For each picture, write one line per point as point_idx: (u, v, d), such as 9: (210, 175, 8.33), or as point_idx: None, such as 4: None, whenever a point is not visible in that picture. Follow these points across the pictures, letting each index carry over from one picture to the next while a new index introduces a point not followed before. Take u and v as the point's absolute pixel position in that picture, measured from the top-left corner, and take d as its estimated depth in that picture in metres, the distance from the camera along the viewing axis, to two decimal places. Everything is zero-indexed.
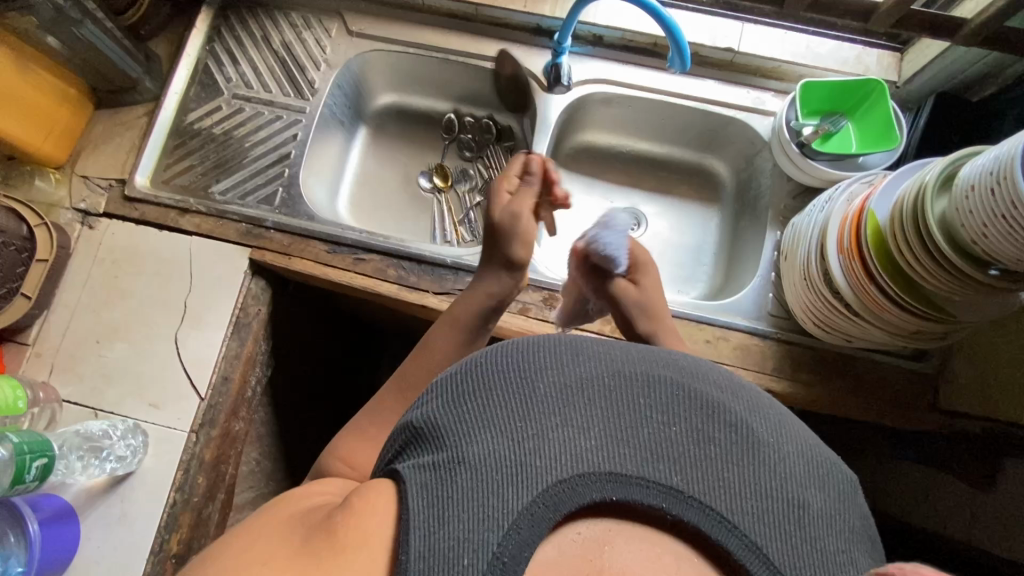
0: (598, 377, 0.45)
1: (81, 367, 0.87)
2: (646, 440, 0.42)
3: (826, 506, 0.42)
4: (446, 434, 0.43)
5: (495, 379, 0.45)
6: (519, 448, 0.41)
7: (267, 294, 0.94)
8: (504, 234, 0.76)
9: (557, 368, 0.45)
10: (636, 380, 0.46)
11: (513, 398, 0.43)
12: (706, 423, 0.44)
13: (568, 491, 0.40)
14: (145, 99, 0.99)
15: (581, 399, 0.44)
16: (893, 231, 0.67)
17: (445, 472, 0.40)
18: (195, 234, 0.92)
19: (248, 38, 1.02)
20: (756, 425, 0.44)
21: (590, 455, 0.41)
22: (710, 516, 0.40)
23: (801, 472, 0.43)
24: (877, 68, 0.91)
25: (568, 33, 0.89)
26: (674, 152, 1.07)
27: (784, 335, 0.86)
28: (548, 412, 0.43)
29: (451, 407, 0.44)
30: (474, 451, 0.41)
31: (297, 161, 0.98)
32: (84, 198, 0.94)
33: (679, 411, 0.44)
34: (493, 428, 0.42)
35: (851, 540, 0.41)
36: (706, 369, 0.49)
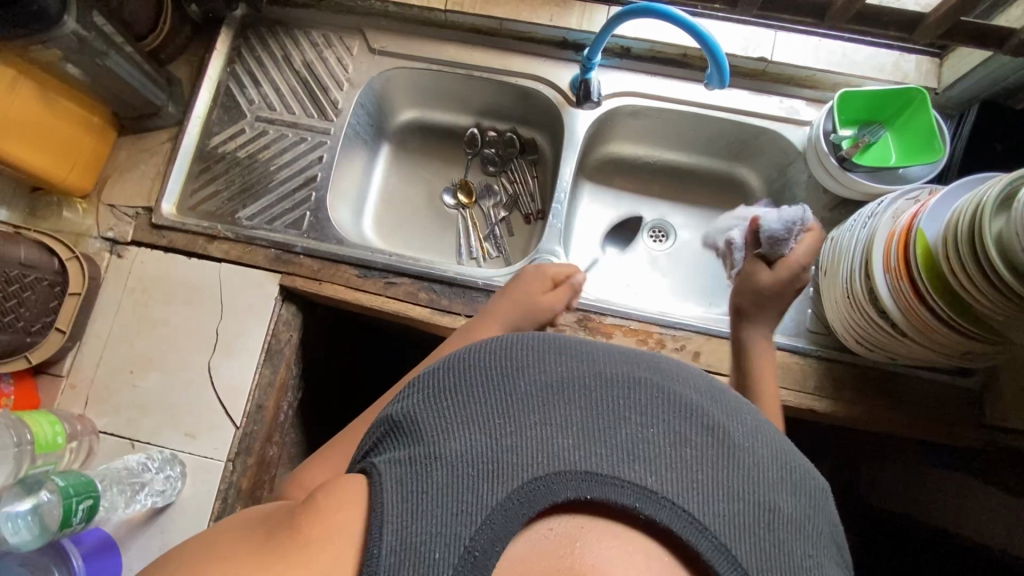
0: (577, 376, 0.43)
1: (115, 398, 0.87)
2: (622, 439, 0.40)
3: (797, 511, 0.40)
4: (425, 429, 0.41)
5: (475, 376, 0.44)
6: (495, 444, 0.39)
7: (298, 319, 0.94)
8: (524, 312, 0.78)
9: (538, 367, 0.44)
10: (616, 379, 0.44)
11: (492, 395, 0.42)
12: (683, 424, 0.42)
13: (543, 489, 0.38)
14: (168, 124, 0.99)
15: (561, 396, 0.42)
16: (946, 251, 0.65)
17: (423, 466, 0.39)
18: (224, 261, 0.92)
19: (269, 58, 1.01)
20: (733, 430, 0.42)
21: (563, 452, 0.39)
22: (683, 519, 0.38)
23: (773, 476, 0.41)
24: (916, 75, 0.89)
25: (598, 49, 0.86)
26: (703, 162, 1.06)
27: (824, 352, 0.85)
28: (527, 410, 0.41)
29: (432, 403, 0.43)
30: (451, 447, 0.39)
31: (323, 183, 0.97)
32: (111, 227, 0.94)
33: (660, 412, 0.42)
34: (472, 425, 0.41)
35: (820, 548, 0.40)
36: (686, 373, 0.47)
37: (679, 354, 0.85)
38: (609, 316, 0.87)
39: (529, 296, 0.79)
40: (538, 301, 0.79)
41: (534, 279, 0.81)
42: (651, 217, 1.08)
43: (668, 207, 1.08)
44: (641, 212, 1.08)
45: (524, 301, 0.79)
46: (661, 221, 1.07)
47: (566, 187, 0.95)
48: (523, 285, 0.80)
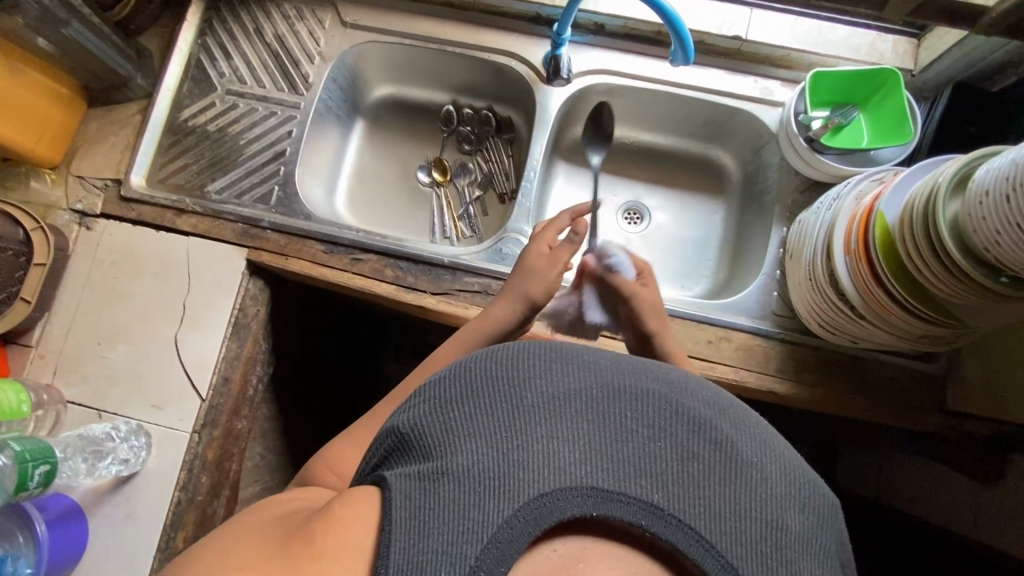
0: (585, 388, 0.44)
1: (83, 369, 0.88)
2: (629, 454, 0.41)
3: (806, 531, 0.40)
4: (433, 443, 0.41)
5: (482, 386, 0.44)
6: (502, 458, 0.39)
7: (266, 294, 0.94)
8: (531, 276, 0.78)
9: (546, 380, 0.44)
10: (624, 392, 0.44)
11: (500, 406, 0.42)
12: (691, 439, 0.42)
13: (549, 506, 0.38)
14: (138, 96, 0.98)
15: (568, 411, 0.42)
16: (903, 234, 0.65)
17: (430, 483, 0.39)
18: (192, 235, 0.92)
19: (240, 31, 1.00)
20: (743, 445, 0.43)
21: (571, 467, 0.39)
22: (688, 537, 0.38)
23: (783, 492, 0.41)
24: (893, 56, 0.87)
25: (567, 24, 0.85)
26: (678, 143, 1.05)
27: (788, 334, 0.84)
28: (535, 423, 0.41)
29: (439, 414, 0.43)
30: (458, 461, 0.39)
31: (293, 158, 0.96)
32: (80, 199, 0.94)
33: (666, 426, 0.42)
34: (479, 437, 0.40)
35: (827, 568, 0.40)
36: (695, 384, 0.47)
37: None
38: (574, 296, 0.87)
39: (540, 267, 0.78)
40: (550, 267, 0.79)
41: (537, 242, 0.81)
42: (626, 199, 1.07)
43: (644, 188, 1.07)
44: (616, 193, 1.08)
45: (539, 272, 0.78)
46: (635, 202, 1.06)
47: (536, 165, 0.94)
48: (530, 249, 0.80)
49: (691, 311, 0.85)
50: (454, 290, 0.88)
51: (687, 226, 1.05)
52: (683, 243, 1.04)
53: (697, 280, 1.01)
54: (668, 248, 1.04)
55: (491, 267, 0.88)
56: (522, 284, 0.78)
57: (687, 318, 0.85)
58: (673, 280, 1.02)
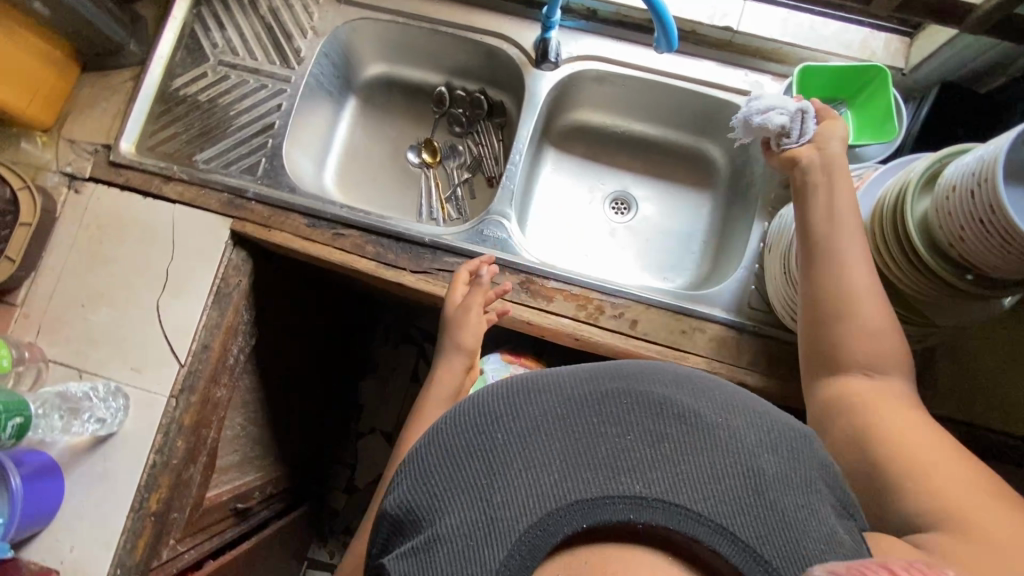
0: (547, 410, 0.45)
1: (66, 330, 0.89)
2: (604, 454, 0.42)
3: (781, 469, 0.42)
4: (424, 513, 0.43)
5: (456, 443, 0.45)
6: (485, 505, 0.40)
7: (249, 265, 0.95)
8: (454, 327, 0.82)
9: (510, 413, 0.45)
10: (584, 400, 0.45)
11: (473, 455, 0.43)
12: (657, 423, 0.44)
13: (540, 535, 0.39)
14: (131, 63, 0.98)
15: (536, 435, 0.43)
16: (873, 231, 0.65)
17: (428, 552, 0.40)
18: (178, 203, 0.93)
19: (235, 2, 1.00)
20: (705, 412, 0.45)
21: (551, 488, 0.40)
22: (680, 514, 0.39)
23: (751, 441, 0.43)
24: (884, 53, 0.87)
25: (556, 7, 0.84)
26: (668, 134, 1.05)
27: (760, 328, 0.84)
28: (509, 458, 0.42)
29: (423, 484, 0.44)
30: (447, 523, 0.41)
31: (281, 132, 0.97)
32: (70, 162, 0.95)
33: (630, 421, 0.44)
34: (461, 493, 0.42)
35: (811, 495, 0.42)
36: (650, 371, 0.49)
37: (617, 321, 0.85)
38: (552, 280, 0.87)
39: (459, 317, 0.81)
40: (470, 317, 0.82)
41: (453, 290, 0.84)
42: (614, 188, 1.08)
43: (632, 178, 1.08)
44: (604, 182, 1.08)
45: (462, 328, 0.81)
46: (622, 192, 1.07)
47: (522, 148, 0.93)
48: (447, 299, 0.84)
49: (667, 301, 0.86)
50: (433, 269, 0.88)
51: (672, 218, 1.06)
52: (667, 234, 1.05)
53: (679, 272, 1.02)
54: (652, 239, 1.05)
55: (471, 248, 0.89)
56: (452, 339, 0.82)
57: (663, 307, 0.85)
58: (655, 271, 1.03)
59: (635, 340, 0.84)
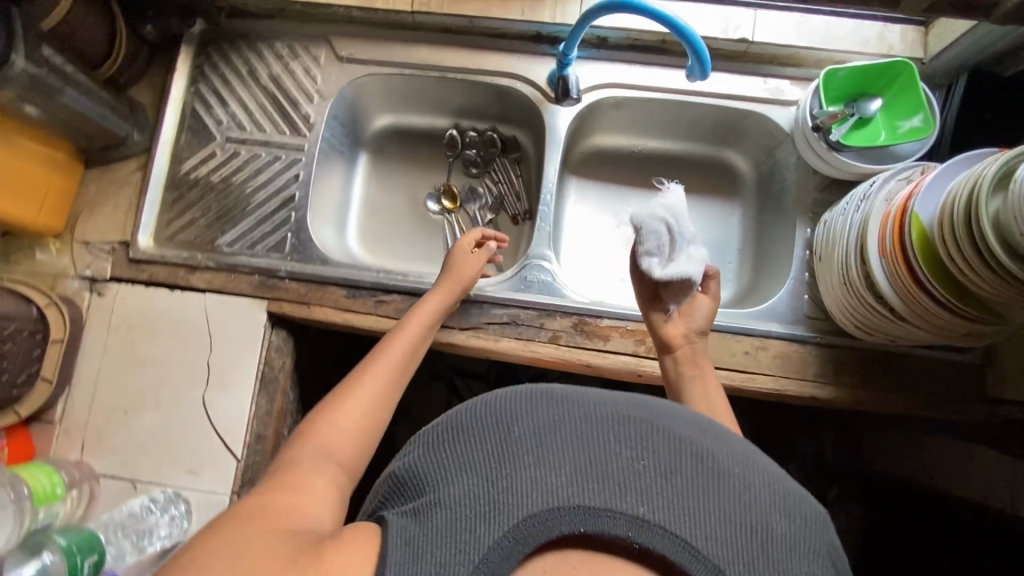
0: (571, 419, 0.46)
1: (112, 440, 0.86)
2: (614, 472, 0.43)
3: (791, 534, 0.43)
4: (429, 481, 0.44)
5: (475, 425, 0.46)
6: (493, 486, 0.42)
7: (290, 343, 0.92)
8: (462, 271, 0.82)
9: (531, 415, 0.46)
10: (607, 417, 0.46)
11: (492, 441, 0.45)
12: (673, 456, 0.45)
13: (539, 524, 0.41)
14: (135, 152, 0.95)
15: (554, 438, 0.44)
16: (943, 234, 0.64)
17: (425, 514, 0.42)
18: (208, 292, 0.89)
19: (233, 75, 0.97)
20: (721, 459, 0.46)
21: (557, 488, 0.42)
22: (677, 544, 0.41)
23: (766, 501, 0.44)
24: (902, 45, 0.86)
25: (574, 44, 0.81)
26: (688, 148, 1.04)
27: (825, 338, 0.84)
28: (525, 451, 0.43)
29: (433, 455, 0.46)
30: (451, 492, 0.42)
31: (303, 203, 0.94)
32: (89, 265, 0.91)
33: (649, 446, 0.45)
34: (471, 471, 0.43)
35: (815, 565, 0.43)
36: (673, 411, 0.50)
37: None
38: (604, 318, 0.85)
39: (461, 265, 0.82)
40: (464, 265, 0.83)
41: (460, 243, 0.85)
42: (639, 207, 1.05)
43: (658, 194, 1.05)
44: (630, 200, 1.05)
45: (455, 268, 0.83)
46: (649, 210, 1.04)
47: (552, 188, 0.92)
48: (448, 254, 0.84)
49: (724, 322, 0.85)
50: (483, 324, 0.86)
51: (705, 230, 1.03)
52: (702, 247, 1.03)
53: (721, 284, 1.00)
54: None
55: (518, 297, 0.87)
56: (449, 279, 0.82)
57: (721, 330, 0.84)
58: None
59: None
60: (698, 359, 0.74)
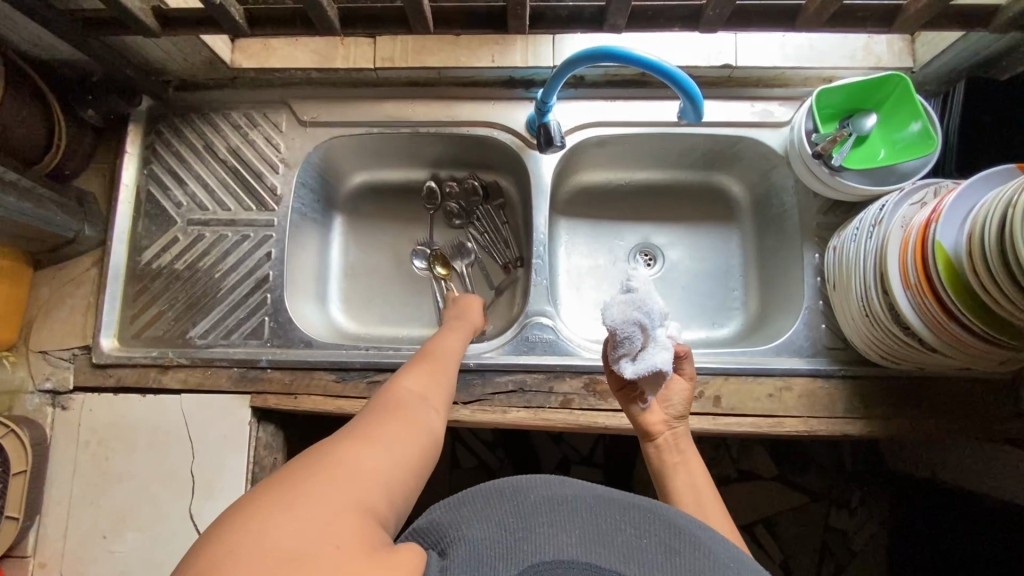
0: (589, 495, 0.45)
1: (93, 570, 0.78)
2: (621, 542, 0.41)
3: None
4: (442, 533, 0.43)
5: (496, 484, 0.46)
6: (509, 533, 0.41)
7: (279, 436, 0.85)
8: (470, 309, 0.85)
9: (549, 482, 0.45)
10: (624, 497, 0.45)
11: (511, 498, 0.44)
12: (676, 539, 0.42)
13: (546, 573, 0.38)
14: (89, 246, 0.87)
15: (568, 502, 0.43)
16: (972, 264, 0.60)
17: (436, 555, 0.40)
18: (184, 392, 0.82)
19: (189, 151, 0.90)
20: (723, 552, 0.43)
21: (566, 544, 0.40)
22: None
23: None
24: (890, 55, 0.83)
25: (553, 91, 0.76)
26: (678, 176, 0.99)
27: (849, 369, 0.79)
28: (542, 511, 0.42)
29: (451, 510, 0.45)
30: (468, 538, 0.41)
31: (278, 282, 0.87)
32: (49, 376, 0.83)
33: (662, 528, 0.43)
34: (487, 521, 0.42)
35: None
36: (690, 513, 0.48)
37: (699, 402, 0.78)
38: None
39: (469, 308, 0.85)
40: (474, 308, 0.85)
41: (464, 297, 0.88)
42: (635, 241, 1.00)
43: (652, 226, 1.00)
44: (624, 236, 1.00)
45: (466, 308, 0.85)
46: (645, 244, 0.99)
47: (543, 238, 0.87)
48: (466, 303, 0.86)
49: (742, 364, 0.80)
50: (487, 394, 0.80)
51: (705, 258, 0.98)
52: (706, 277, 0.98)
53: (729, 315, 0.96)
54: (693, 286, 0.97)
55: (521, 361, 0.81)
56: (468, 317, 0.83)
57: (740, 373, 0.79)
58: (705, 320, 0.96)
59: (723, 418, 0.78)
60: (681, 440, 0.67)
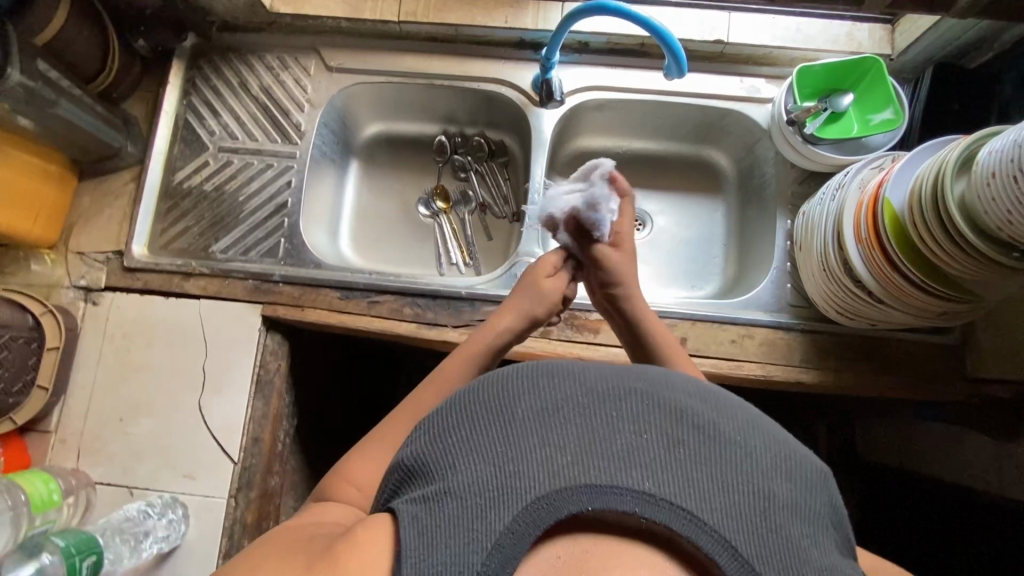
0: (571, 397, 0.45)
1: (108, 448, 0.86)
2: (618, 449, 0.42)
3: (792, 496, 0.42)
4: (433, 466, 0.44)
5: (475, 406, 0.46)
6: (500, 470, 0.41)
7: (285, 347, 0.93)
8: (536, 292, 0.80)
9: (533, 392, 0.46)
10: (607, 390, 0.46)
11: (492, 423, 0.44)
12: (675, 428, 0.43)
13: (546, 508, 0.40)
14: (129, 163, 0.96)
15: (557, 416, 0.44)
16: (913, 218, 0.66)
17: (434, 503, 0.41)
18: (202, 297, 0.90)
19: (225, 87, 0.99)
20: (723, 426, 0.44)
21: (563, 469, 0.41)
22: (683, 518, 0.40)
23: (767, 464, 0.43)
24: (870, 42, 0.90)
25: (556, 47, 0.86)
26: (671, 147, 1.06)
27: (808, 324, 0.86)
28: (527, 435, 0.43)
29: (437, 440, 0.45)
30: (458, 479, 0.41)
31: (295, 208, 0.96)
32: (83, 274, 0.92)
33: (650, 419, 0.44)
34: (476, 456, 0.42)
35: (818, 527, 0.42)
36: (675, 377, 0.49)
37: None
38: (594, 311, 0.87)
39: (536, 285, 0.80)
40: (535, 283, 0.80)
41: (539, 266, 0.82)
42: None
43: (643, 193, 1.08)
44: None
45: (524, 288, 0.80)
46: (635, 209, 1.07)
47: (539, 188, 0.94)
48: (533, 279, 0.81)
49: (710, 312, 0.87)
50: (475, 320, 0.88)
51: (690, 226, 1.05)
52: (689, 243, 1.05)
53: (708, 278, 1.03)
54: (676, 250, 1.05)
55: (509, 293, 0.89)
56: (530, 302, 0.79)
57: (708, 319, 0.86)
58: (685, 281, 1.03)
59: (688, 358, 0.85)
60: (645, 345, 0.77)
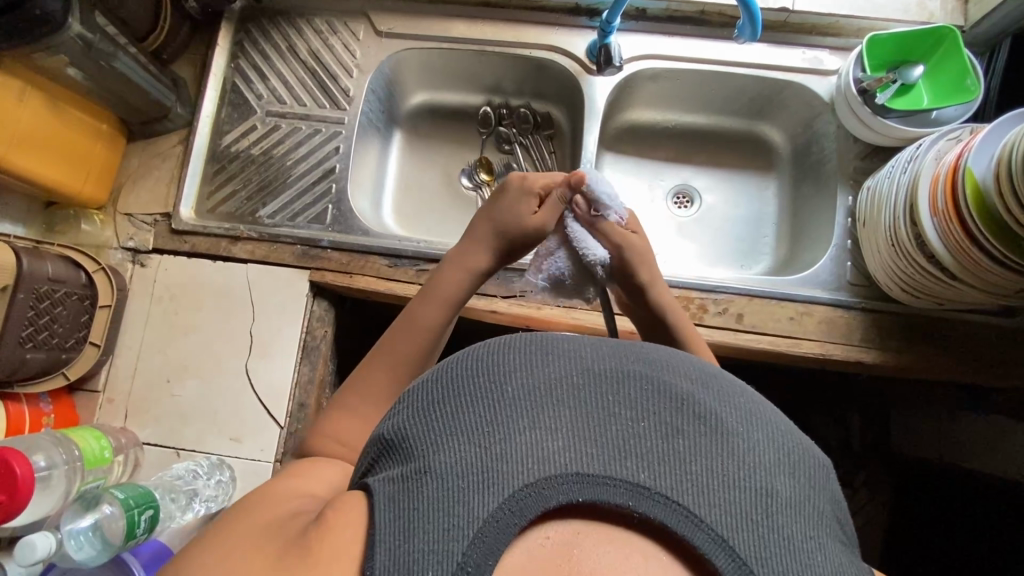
0: (564, 376, 0.42)
1: (155, 409, 0.86)
2: (613, 436, 0.39)
3: (796, 494, 0.38)
4: (415, 444, 0.40)
5: (463, 382, 0.43)
6: (485, 451, 0.38)
7: (331, 314, 0.92)
8: (516, 229, 0.73)
9: (524, 369, 0.42)
10: (603, 371, 0.42)
11: (480, 402, 0.41)
12: (676, 416, 0.40)
13: (534, 496, 0.36)
14: (177, 126, 0.96)
15: (549, 398, 0.41)
16: (999, 187, 0.63)
17: (413, 483, 0.38)
18: (250, 262, 0.90)
19: (273, 50, 0.98)
20: (725, 416, 0.41)
21: (552, 455, 0.38)
22: (678, 513, 0.36)
23: (771, 459, 0.39)
24: (942, 13, 0.87)
25: (617, 12, 0.84)
26: (724, 122, 1.03)
27: (869, 303, 0.84)
28: (517, 416, 0.40)
29: (420, 416, 0.42)
30: (440, 459, 0.38)
31: (343, 174, 0.95)
32: (131, 236, 0.92)
33: (648, 406, 0.41)
34: (460, 435, 0.39)
35: (825, 529, 0.38)
36: (677, 360, 0.45)
37: (722, 317, 0.84)
38: None
39: (507, 209, 0.73)
40: (519, 209, 0.73)
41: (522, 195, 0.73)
42: (675, 182, 1.04)
43: (694, 169, 1.04)
44: (665, 176, 1.05)
45: (502, 205, 0.73)
46: (684, 185, 1.04)
47: (591, 158, 0.92)
48: (509, 206, 0.73)
49: (768, 289, 0.85)
50: (525, 291, 0.86)
51: (739, 204, 1.02)
52: (739, 221, 1.02)
53: (758, 257, 1.00)
54: (725, 228, 1.02)
55: None
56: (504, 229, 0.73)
57: (765, 296, 0.84)
58: (733, 260, 1.00)
59: (743, 334, 0.83)
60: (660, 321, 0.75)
